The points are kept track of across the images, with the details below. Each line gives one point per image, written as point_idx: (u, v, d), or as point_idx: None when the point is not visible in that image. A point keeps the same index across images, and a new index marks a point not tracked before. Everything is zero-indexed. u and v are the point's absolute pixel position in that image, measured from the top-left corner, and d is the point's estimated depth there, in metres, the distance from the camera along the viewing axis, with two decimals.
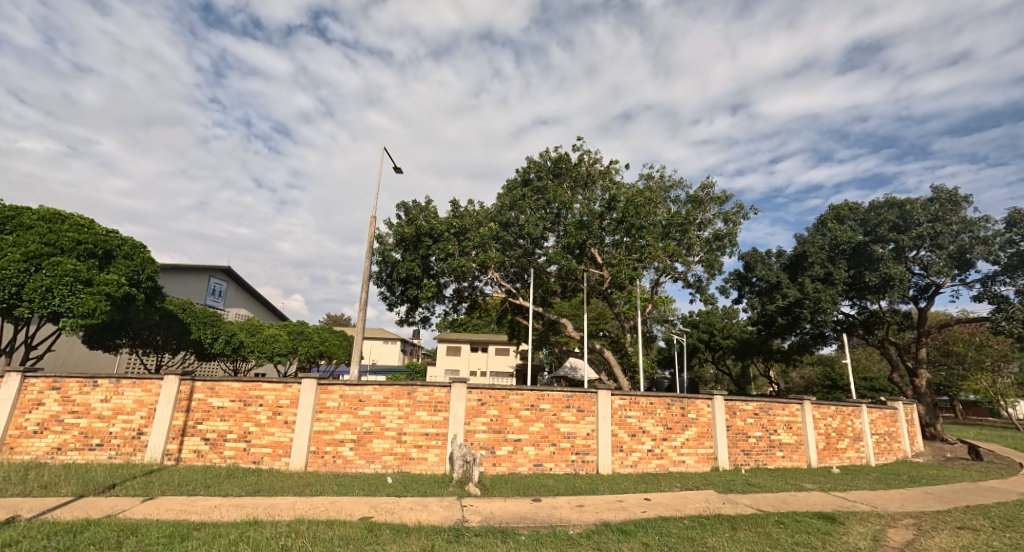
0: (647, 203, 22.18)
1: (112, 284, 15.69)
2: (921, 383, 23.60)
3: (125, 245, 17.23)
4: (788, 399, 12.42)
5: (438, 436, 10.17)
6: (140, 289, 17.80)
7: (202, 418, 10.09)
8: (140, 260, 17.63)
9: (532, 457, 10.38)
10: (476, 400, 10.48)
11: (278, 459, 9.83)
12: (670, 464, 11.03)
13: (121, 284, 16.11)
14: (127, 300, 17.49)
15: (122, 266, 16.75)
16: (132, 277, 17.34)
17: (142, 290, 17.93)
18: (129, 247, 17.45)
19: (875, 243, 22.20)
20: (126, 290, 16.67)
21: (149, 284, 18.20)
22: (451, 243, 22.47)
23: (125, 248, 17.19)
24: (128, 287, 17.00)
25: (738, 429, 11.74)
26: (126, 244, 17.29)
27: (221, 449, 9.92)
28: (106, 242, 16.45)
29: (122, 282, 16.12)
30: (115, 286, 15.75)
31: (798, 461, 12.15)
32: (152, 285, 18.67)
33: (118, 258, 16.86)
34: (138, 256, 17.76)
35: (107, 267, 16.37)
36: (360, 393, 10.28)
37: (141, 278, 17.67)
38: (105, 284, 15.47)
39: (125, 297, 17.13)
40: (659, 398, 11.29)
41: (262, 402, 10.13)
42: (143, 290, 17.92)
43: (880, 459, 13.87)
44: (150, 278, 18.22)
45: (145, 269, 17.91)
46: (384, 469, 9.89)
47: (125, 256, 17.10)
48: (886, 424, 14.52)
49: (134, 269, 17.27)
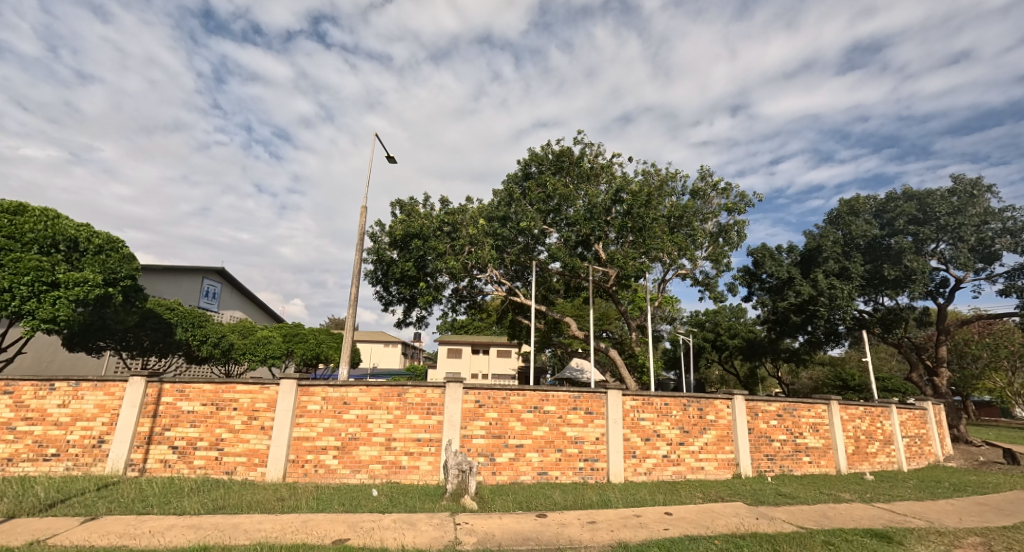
0: (654, 197, 21.22)
1: (84, 284, 14.95)
2: (942, 383, 22.54)
3: (98, 238, 16.13)
4: (814, 400, 11.42)
5: (431, 442, 9.18)
6: (118, 288, 16.77)
7: (170, 424, 9.11)
8: (115, 258, 16.57)
9: (535, 465, 9.36)
10: (473, 402, 9.49)
11: (253, 469, 8.83)
12: (688, 471, 10.02)
13: (95, 284, 15.35)
14: (103, 298, 16.56)
15: (98, 263, 15.84)
16: (111, 274, 16.38)
17: (120, 290, 16.92)
18: (102, 240, 16.38)
19: (893, 236, 21.20)
20: (101, 291, 15.74)
21: (128, 283, 17.18)
22: (444, 241, 21.48)
23: (98, 242, 16.09)
24: (104, 285, 16.01)
25: (761, 432, 10.73)
26: (99, 238, 16.21)
27: (190, 458, 8.91)
28: (74, 234, 15.35)
29: (95, 282, 15.33)
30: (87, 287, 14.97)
31: (826, 467, 11.13)
32: (131, 284, 17.64)
33: (90, 253, 15.83)
34: (113, 250, 16.73)
35: (78, 263, 15.37)
36: (345, 394, 9.29)
37: (120, 275, 16.72)
38: (71, 284, 14.64)
39: (100, 297, 16.15)
40: (674, 398, 10.30)
41: (237, 406, 9.15)
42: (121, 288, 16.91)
43: (912, 464, 12.84)
44: (128, 276, 17.20)
45: (124, 265, 17.00)
46: (371, 480, 8.89)
47: (98, 252, 16.07)
48: (917, 425, 13.53)
49: (108, 265, 16.22)
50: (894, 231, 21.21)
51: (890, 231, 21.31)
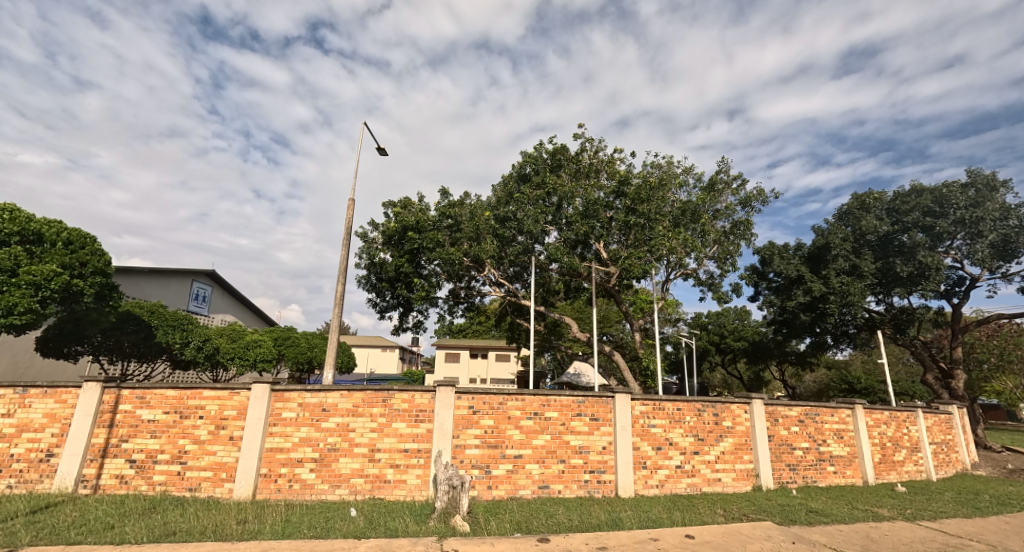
0: (658, 192, 20.35)
1: (47, 275, 14.17)
2: (959, 385, 21.58)
3: (64, 232, 15.44)
4: (837, 404, 10.55)
5: (419, 454, 8.24)
6: (87, 284, 15.89)
7: (128, 435, 8.15)
8: (81, 252, 15.71)
9: (536, 478, 8.44)
10: (467, 408, 8.57)
11: (219, 485, 7.87)
12: (703, 483, 9.09)
13: (59, 275, 14.57)
14: (71, 295, 15.56)
15: (61, 256, 15.04)
16: (77, 269, 15.53)
17: (91, 287, 15.99)
18: (70, 235, 15.69)
19: (905, 232, 20.33)
20: (66, 284, 14.91)
21: (99, 279, 16.26)
22: (443, 235, 20.57)
23: (63, 235, 15.34)
24: (68, 279, 15.13)
25: (782, 440, 9.82)
26: (65, 233, 15.50)
27: (149, 473, 7.95)
28: (37, 227, 14.67)
29: (60, 272, 14.57)
30: (49, 279, 14.21)
31: (852, 477, 10.22)
32: (103, 281, 16.65)
33: (57, 247, 15.08)
34: (81, 246, 15.94)
35: (40, 254, 14.60)
36: (324, 400, 8.36)
37: (88, 270, 15.85)
38: (34, 275, 13.89)
39: (66, 292, 15.18)
40: (687, 403, 9.40)
41: (202, 414, 8.21)
42: (91, 286, 15.96)
43: (940, 472, 11.94)
44: (98, 271, 16.34)
45: (93, 260, 16.13)
46: (352, 496, 7.94)
47: (65, 246, 15.35)
48: (943, 431, 12.63)
49: (74, 259, 15.41)
50: (906, 227, 20.34)
51: (901, 227, 20.45)
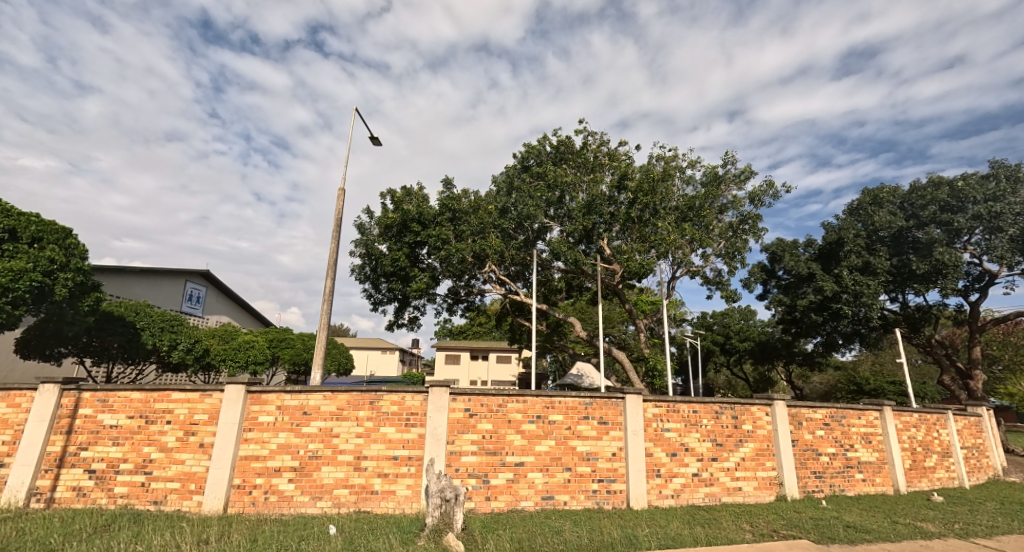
0: (662, 185, 19.60)
1: (12, 274, 13.96)
2: (978, 386, 20.72)
3: (35, 228, 15.32)
4: (865, 406, 9.77)
5: (410, 462, 7.45)
6: (57, 281, 15.75)
7: (87, 442, 7.35)
8: (53, 248, 15.63)
9: (539, 488, 7.64)
10: (463, 411, 7.78)
11: (187, 498, 7.07)
12: (722, 493, 8.29)
13: (27, 273, 14.48)
14: (42, 291, 15.39)
15: (30, 253, 14.90)
16: (49, 266, 15.39)
17: (62, 284, 15.84)
18: (42, 230, 15.55)
19: (921, 228, 19.51)
20: (37, 283, 14.84)
21: (71, 276, 16.14)
22: (445, 227, 19.75)
23: (37, 231, 15.37)
24: (40, 276, 14.98)
25: (806, 445, 9.02)
26: (35, 228, 15.34)
27: (110, 485, 7.15)
28: (9, 224, 14.60)
29: (27, 270, 14.43)
30: (15, 278, 14.01)
31: (882, 485, 9.42)
32: (77, 278, 16.50)
33: (25, 243, 14.98)
34: (53, 241, 15.85)
35: (10, 251, 14.55)
36: (305, 403, 7.58)
37: (58, 267, 15.71)
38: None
39: (37, 289, 15.03)
40: (703, 405, 8.62)
41: (170, 419, 7.43)
42: (62, 282, 15.83)
43: (972, 479, 11.13)
44: (70, 267, 16.18)
45: (64, 257, 16.00)
46: (335, 509, 7.15)
47: (33, 243, 15.22)
48: (973, 435, 11.82)
49: (44, 256, 15.25)
50: (921, 222, 19.52)
51: (917, 222, 19.62)
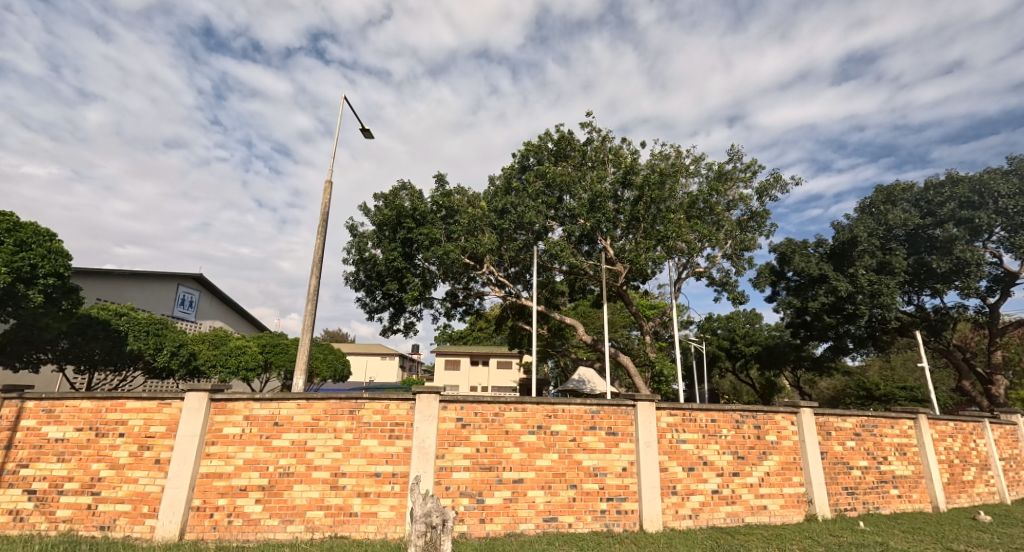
0: (666, 183, 18.80)
1: None
2: (999, 392, 19.81)
3: (18, 230, 14.71)
4: (897, 414, 8.90)
5: (394, 479, 6.58)
6: (35, 286, 14.91)
7: (29, 458, 6.49)
8: (37, 252, 14.95)
9: (540, 508, 6.76)
10: (454, 422, 6.92)
11: (139, 522, 6.21)
12: (746, 512, 7.40)
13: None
14: (14, 297, 14.46)
15: (8, 254, 14.15)
16: (26, 269, 14.58)
17: (39, 289, 14.97)
18: (26, 233, 14.91)
19: (939, 225, 18.68)
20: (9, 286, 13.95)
21: (52, 282, 15.30)
22: (438, 225, 18.98)
23: (21, 235, 14.74)
24: (12, 279, 14.12)
25: (836, 457, 8.14)
26: (18, 231, 14.71)
27: (52, 507, 6.29)
28: None
29: None
30: None
31: (919, 502, 8.54)
32: (58, 283, 15.69)
33: (7, 245, 14.32)
34: (38, 245, 15.19)
35: None
36: (277, 413, 6.72)
37: (37, 272, 14.91)
38: None
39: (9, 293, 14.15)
40: (722, 413, 7.75)
41: (123, 432, 6.58)
42: (38, 287, 14.94)
43: (1012, 493, 10.23)
44: (53, 273, 15.38)
45: (47, 261, 15.24)
46: (308, 534, 6.27)
47: (16, 246, 14.56)
48: (1010, 445, 10.92)
49: (23, 259, 14.52)
50: (938, 219, 18.70)
51: (934, 220, 18.80)
